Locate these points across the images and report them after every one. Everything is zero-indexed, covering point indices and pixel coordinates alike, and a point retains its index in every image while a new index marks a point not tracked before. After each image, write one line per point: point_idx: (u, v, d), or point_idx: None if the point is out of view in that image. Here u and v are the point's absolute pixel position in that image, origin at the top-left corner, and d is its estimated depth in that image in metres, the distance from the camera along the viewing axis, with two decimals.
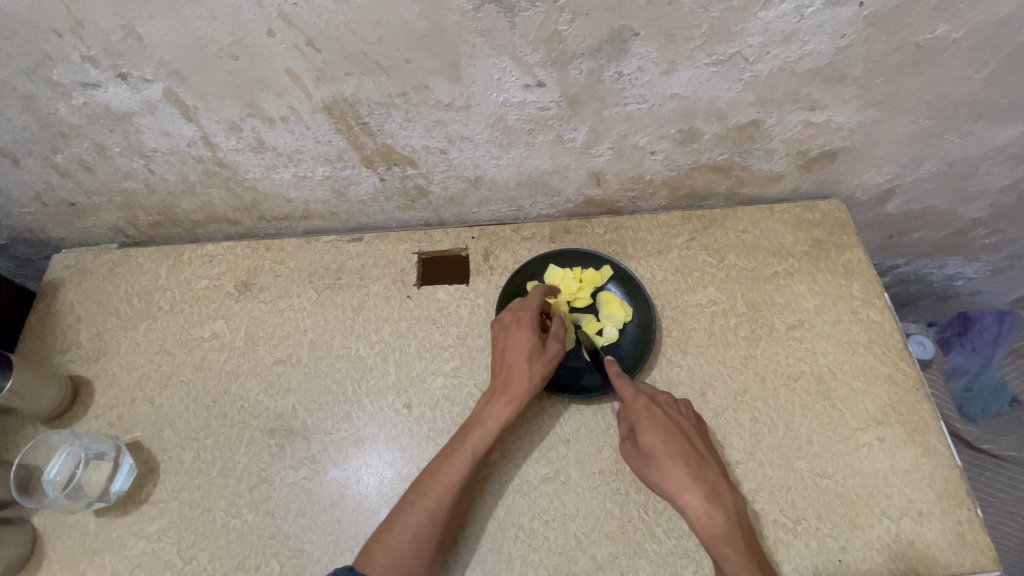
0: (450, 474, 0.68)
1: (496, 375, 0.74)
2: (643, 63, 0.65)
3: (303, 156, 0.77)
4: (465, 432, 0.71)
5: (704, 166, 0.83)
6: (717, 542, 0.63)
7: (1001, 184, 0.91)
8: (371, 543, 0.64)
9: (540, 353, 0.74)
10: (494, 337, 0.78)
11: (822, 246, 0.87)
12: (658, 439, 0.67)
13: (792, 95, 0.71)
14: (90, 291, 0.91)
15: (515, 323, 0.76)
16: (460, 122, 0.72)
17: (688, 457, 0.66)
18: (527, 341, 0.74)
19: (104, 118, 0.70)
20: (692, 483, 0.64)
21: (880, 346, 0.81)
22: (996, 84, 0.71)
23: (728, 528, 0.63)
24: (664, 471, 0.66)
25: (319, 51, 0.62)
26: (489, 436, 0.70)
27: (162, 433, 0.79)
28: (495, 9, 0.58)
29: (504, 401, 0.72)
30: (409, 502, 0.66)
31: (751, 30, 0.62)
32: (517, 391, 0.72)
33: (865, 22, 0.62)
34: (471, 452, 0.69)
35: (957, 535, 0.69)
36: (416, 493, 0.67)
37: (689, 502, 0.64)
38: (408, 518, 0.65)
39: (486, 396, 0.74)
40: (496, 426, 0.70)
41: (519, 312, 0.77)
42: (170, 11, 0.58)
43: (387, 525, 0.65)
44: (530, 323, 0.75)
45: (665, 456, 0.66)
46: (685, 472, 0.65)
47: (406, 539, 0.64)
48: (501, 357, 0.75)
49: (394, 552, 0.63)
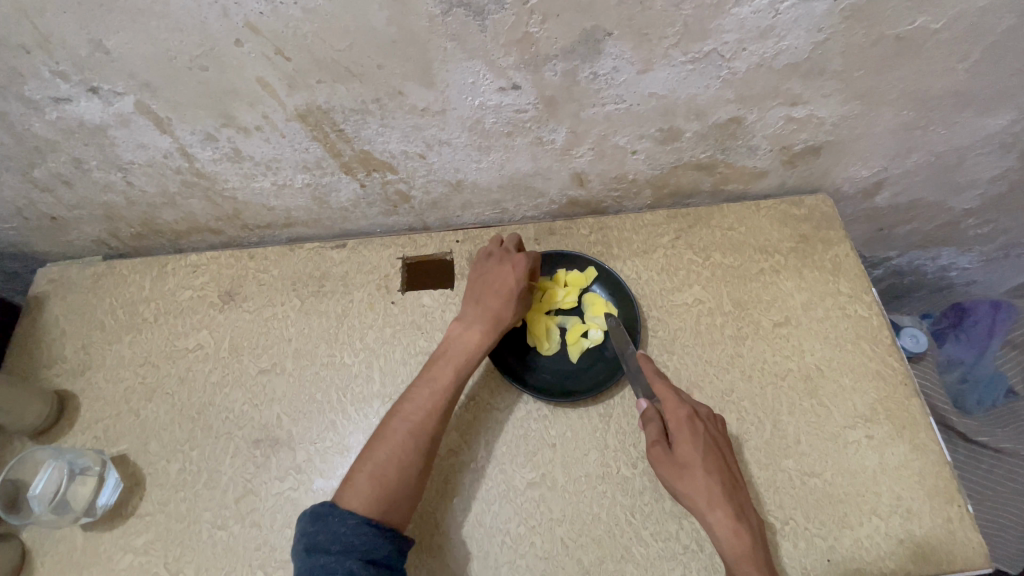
0: (433, 396, 0.71)
1: (478, 304, 0.78)
2: (618, 62, 0.64)
3: (281, 164, 0.77)
4: (446, 354, 0.74)
5: (687, 164, 0.82)
6: (741, 560, 0.62)
7: (990, 175, 0.90)
8: (353, 475, 0.65)
9: (522, 290, 0.78)
10: (479, 270, 0.81)
11: (809, 241, 0.87)
12: (696, 452, 0.67)
13: (772, 91, 0.70)
14: (74, 304, 0.90)
15: (502, 261, 0.80)
16: (436, 126, 0.71)
17: (720, 472, 0.66)
18: (515, 276, 0.78)
19: (78, 132, 0.70)
20: (723, 499, 0.65)
21: (868, 342, 0.80)
22: (978, 75, 0.70)
23: (753, 547, 0.63)
24: (696, 484, 0.65)
25: (289, 60, 0.61)
26: (470, 360, 0.74)
27: (148, 446, 0.79)
28: (464, 13, 0.57)
29: (485, 328, 0.75)
30: (392, 426, 0.68)
31: (726, 28, 0.61)
32: (498, 324, 0.76)
33: (841, 15, 0.61)
34: (453, 377, 0.72)
35: (947, 532, 0.69)
36: (399, 418, 0.69)
37: (718, 518, 0.64)
38: (393, 443, 0.67)
39: (465, 322, 0.76)
40: (478, 352, 0.74)
41: (506, 251, 0.81)
42: (136, 23, 0.57)
43: (370, 451, 0.67)
44: (519, 260, 0.79)
45: (700, 469, 0.66)
46: (717, 487, 0.65)
47: (391, 467, 0.65)
48: (484, 289, 0.78)
49: (380, 476, 0.64)
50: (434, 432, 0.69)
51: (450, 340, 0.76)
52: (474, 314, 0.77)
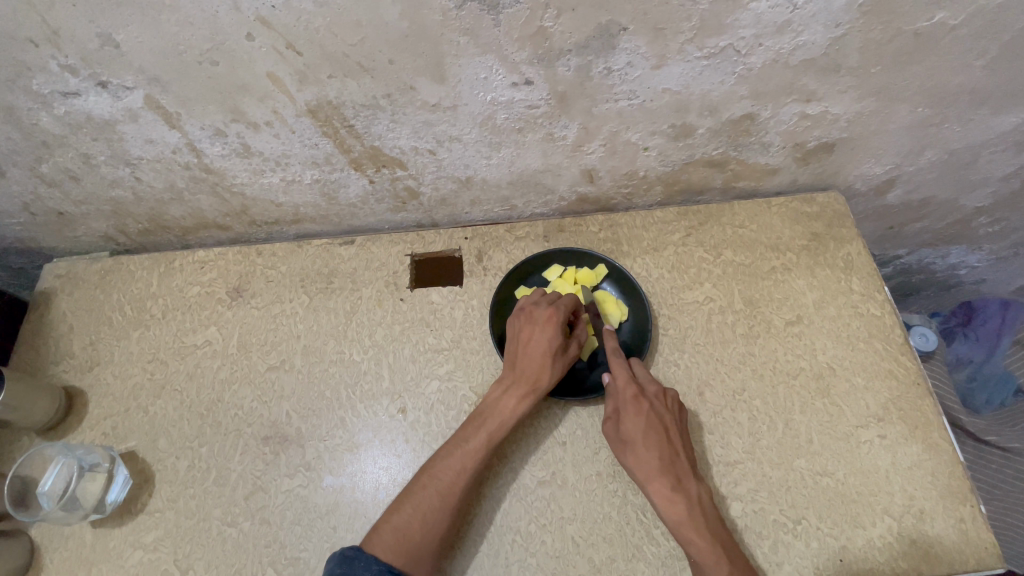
0: (463, 459, 0.68)
1: (514, 365, 0.74)
2: (632, 57, 0.63)
3: (290, 160, 0.76)
4: (481, 418, 0.71)
5: (699, 161, 0.81)
6: (681, 528, 0.63)
7: (1004, 172, 0.89)
8: (380, 522, 0.65)
9: (561, 352, 0.74)
10: (515, 326, 0.77)
11: (821, 239, 0.86)
12: (637, 428, 0.68)
13: (786, 87, 0.69)
14: (82, 300, 0.90)
15: (541, 319, 0.75)
16: (447, 122, 0.70)
17: (662, 446, 0.67)
18: (552, 339, 0.73)
19: (87, 127, 0.69)
20: (660, 471, 0.65)
21: (881, 341, 0.80)
22: (996, 72, 0.69)
23: (692, 517, 0.63)
24: (636, 458, 0.67)
25: (300, 55, 0.61)
26: (504, 426, 0.70)
27: (157, 443, 0.79)
28: (477, 7, 0.56)
29: (521, 393, 0.72)
30: (421, 484, 0.67)
31: (742, 23, 0.60)
32: (534, 387, 0.72)
33: (860, 10, 0.60)
34: (486, 441, 0.70)
35: (960, 532, 0.68)
36: (428, 476, 0.68)
37: (655, 488, 0.65)
38: (420, 500, 0.66)
39: (502, 385, 0.73)
40: (512, 419, 0.71)
41: (543, 306, 0.76)
42: (146, 17, 0.56)
43: (399, 504, 0.66)
44: (558, 321, 0.74)
45: (639, 443, 0.67)
46: (654, 460, 0.66)
47: (417, 522, 0.64)
48: (520, 349, 0.74)
49: (404, 532, 0.64)
50: (463, 494, 0.67)
51: (488, 403, 0.72)
52: (511, 376, 0.73)
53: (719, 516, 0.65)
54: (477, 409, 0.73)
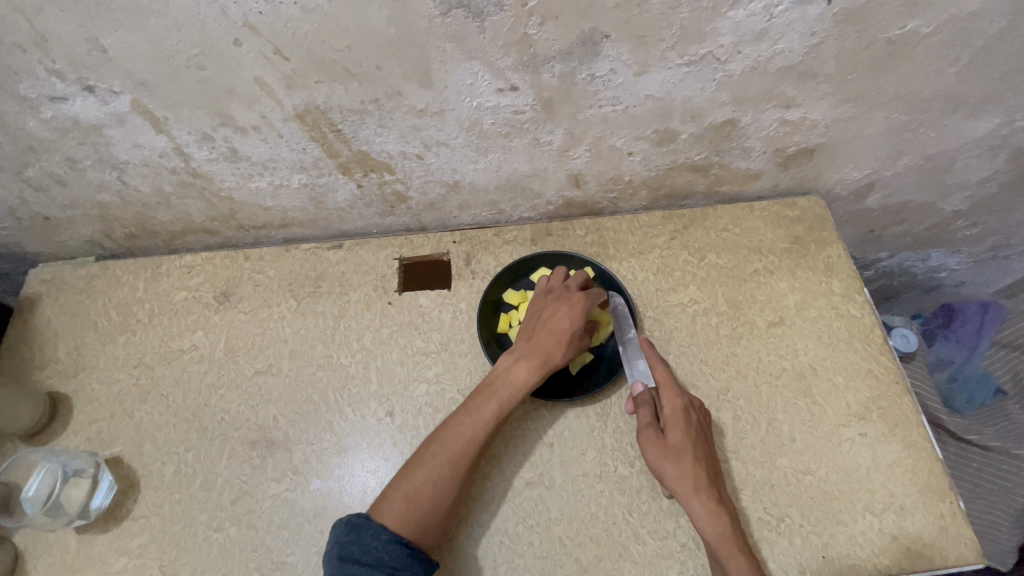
0: (475, 428, 0.70)
1: (531, 338, 0.76)
2: (615, 64, 0.65)
3: (277, 164, 0.76)
4: (495, 387, 0.72)
5: (683, 166, 0.83)
6: (724, 542, 0.64)
7: (979, 176, 0.91)
8: (389, 490, 0.66)
9: (579, 335, 0.76)
10: (540, 303, 0.79)
11: (802, 242, 0.88)
12: (685, 439, 0.68)
13: (766, 93, 0.71)
14: (67, 305, 0.89)
15: (565, 299, 0.77)
16: (434, 127, 0.71)
17: (707, 461, 0.68)
18: (574, 319, 0.75)
19: (73, 131, 0.69)
20: (707, 485, 0.66)
21: (861, 341, 0.81)
22: (967, 79, 0.71)
23: (734, 531, 0.65)
24: (683, 471, 0.67)
25: (288, 60, 0.61)
26: (514, 397, 0.72)
27: (142, 448, 0.78)
28: (463, 14, 0.57)
29: (535, 367, 0.73)
30: (433, 450, 0.68)
31: (722, 30, 0.62)
32: (548, 361, 0.74)
33: (834, 19, 0.62)
34: (497, 412, 0.71)
35: (939, 528, 0.69)
36: (441, 442, 0.69)
37: (703, 501, 0.65)
38: (432, 467, 0.67)
39: (516, 354, 0.75)
40: (523, 390, 0.72)
41: (571, 290, 0.78)
42: (134, 22, 0.57)
43: (411, 468, 0.67)
44: (585, 304, 0.77)
45: (689, 455, 0.67)
46: (702, 474, 0.67)
47: (427, 491, 0.66)
48: (541, 326, 0.76)
49: (414, 498, 0.65)
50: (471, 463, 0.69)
51: (500, 373, 0.74)
52: (526, 349, 0.75)
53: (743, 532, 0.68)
54: (488, 376, 0.75)
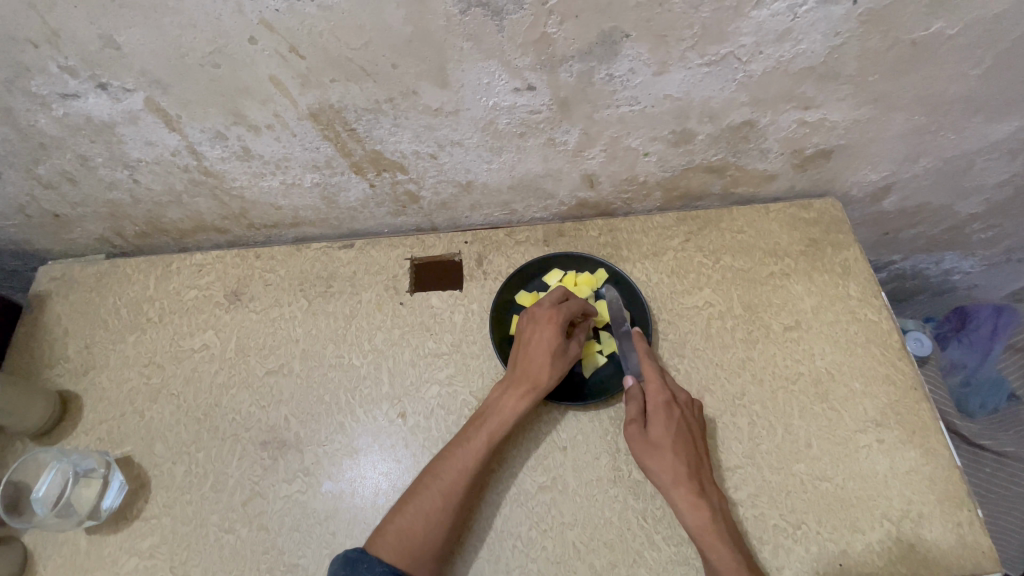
0: (465, 459, 0.68)
1: (515, 365, 0.75)
2: (634, 64, 0.64)
3: (290, 163, 0.76)
4: (481, 419, 0.72)
5: (699, 167, 0.82)
6: (705, 534, 0.64)
7: (998, 179, 0.90)
8: (383, 525, 0.66)
9: (562, 353, 0.74)
10: (517, 329, 0.78)
11: (818, 245, 0.87)
12: (666, 434, 0.69)
13: (786, 94, 0.70)
14: (78, 303, 0.89)
15: (542, 319, 0.76)
16: (449, 126, 0.70)
17: (689, 454, 0.68)
18: (553, 339, 0.74)
19: (86, 129, 0.69)
20: (687, 478, 0.66)
21: (878, 346, 0.80)
22: (992, 80, 0.70)
23: (715, 523, 0.64)
24: (663, 463, 0.67)
25: (303, 58, 0.61)
26: (503, 425, 0.71)
27: (153, 448, 0.78)
28: (481, 13, 0.56)
29: (521, 393, 0.72)
30: (424, 484, 0.68)
31: (743, 30, 0.61)
32: (534, 385, 0.72)
33: (858, 20, 0.61)
34: (487, 440, 0.70)
35: (958, 537, 0.69)
36: (431, 476, 0.68)
37: (682, 492, 0.66)
38: (423, 501, 0.66)
39: (502, 385, 0.74)
40: (512, 417, 0.71)
41: (545, 308, 0.77)
42: (148, 20, 0.56)
43: (403, 504, 0.67)
44: (561, 321, 0.75)
45: (669, 449, 0.68)
46: (683, 467, 0.67)
47: (420, 523, 0.65)
48: (521, 352, 0.75)
49: (408, 533, 0.64)
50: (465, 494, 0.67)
51: (487, 405, 0.73)
52: (510, 377, 0.74)
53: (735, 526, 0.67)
54: (478, 409, 0.74)
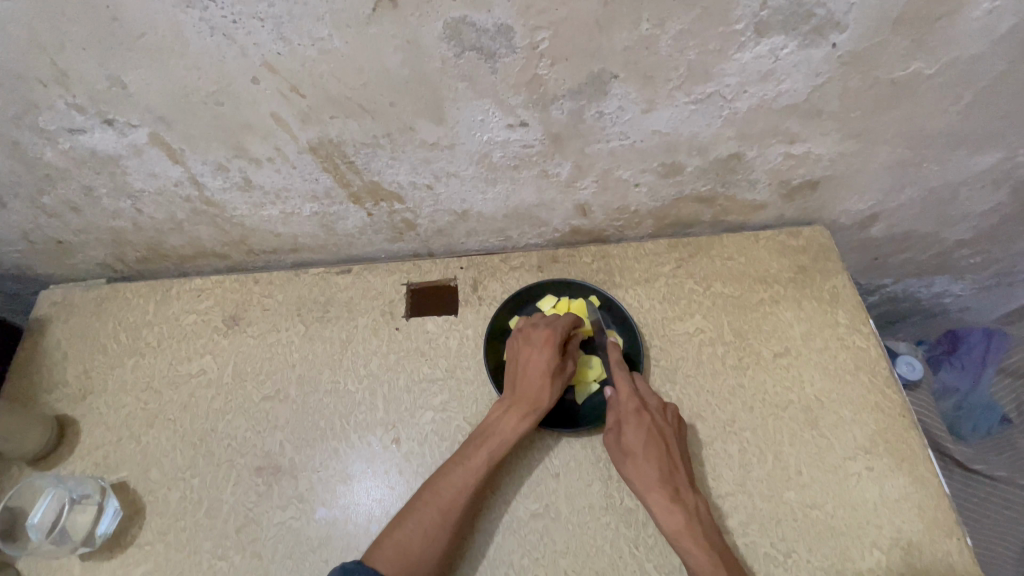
0: (465, 477, 0.69)
1: (513, 386, 0.76)
2: (623, 103, 0.66)
3: (290, 194, 0.78)
4: (482, 437, 0.72)
5: (688, 197, 0.84)
6: (681, 537, 0.65)
7: (983, 208, 0.92)
8: (381, 539, 0.67)
9: (558, 372, 0.76)
10: (514, 348, 0.79)
11: (807, 272, 0.88)
12: (637, 439, 0.71)
13: (771, 129, 0.72)
14: (78, 327, 0.90)
15: (539, 340, 0.77)
16: (444, 159, 0.73)
17: (661, 458, 0.69)
18: (549, 360, 0.75)
19: (91, 161, 0.71)
20: (660, 482, 0.68)
21: (867, 373, 0.81)
22: (970, 116, 0.72)
23: (690, 525, 0.65)
24: (637, 469, 0.69)
25: (304, 97, 0.63)
26: (503, 445, 0.71)
27: (148, 474, 0.79)
28: (475, 56, 0.59)
29: (522, 414, 0.73)
30: (423, 500, 0.68)
31: (728, 71, 0.63)
32: (533, 405, 0.73)
33: (838, 61, 0.63)
34: (486, 459, 0.71)
35: (948, 565, 0.69)
36: (431, 492, 0.69)
37: (654, 497, 0.67)
38: (422, 516, 0.67)
39: (501, 405, 0.75)
40: (512, 437, 0.72)
41: (540, 328, 0.78)
42: (155, 62, 0.58)
43: (401, 519, 0.68)
44: (556, 342, 0.76)
45: (641, 455, 0.69)
46: (654, 471, 0.68)
47: (418, 538, 0.66)
48: (519, 371, 0.76)
49: (404, 548, 0.65)
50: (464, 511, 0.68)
51: (488, 424, 0.74)
52: (509, 399, 0.75)
53: (717, 528, 0.67)
54: (477, 429, 0.74)
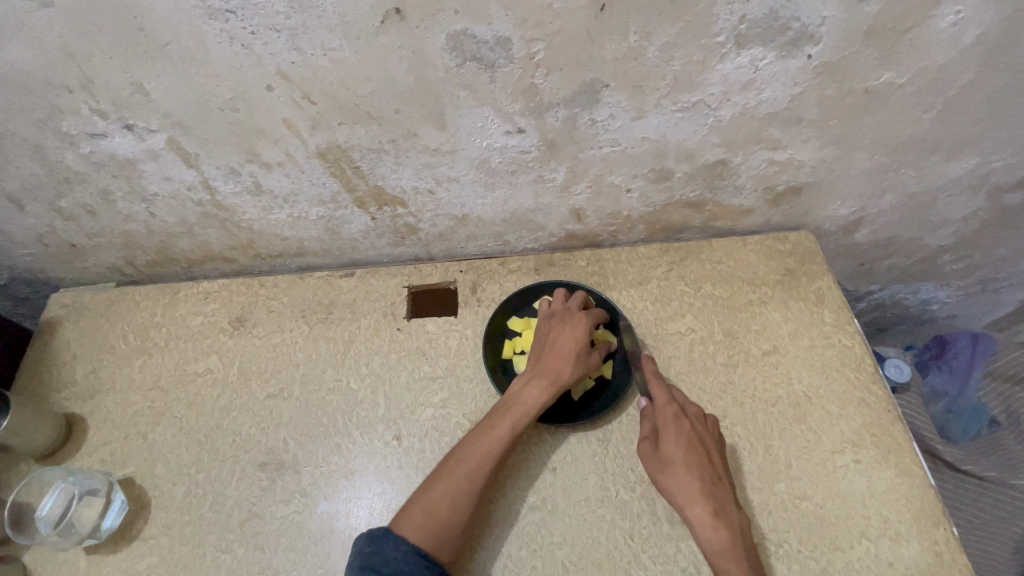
0: (490, 445, 0.72)
1: (539, 360, 0.79)
2: (614, 110, 0.70)
3: (298, 198, 0.81)
4: (507, 407, 0.75)
5: (678, 203, 0.88)
6: (719, 556, 0.66)
7: (961, 214, 0.96)
8: (409, 505, 0.68)
9: (585, 350, 0.79)
10: (544, 327, 0.82)
11: (794, 274, 0.92)
12: (677, 451, 0.71)
13: (754, 136, 0.76)
14: (87, 328, 0.93)
15: (572, 320, 0.80)
16: (446, 165, 0.77)
17: (703, 472, 0.69)
18: (579, 337, 0.78)
19: (109, 165, 0.74)
20: (702, 497, 0.68)
21: (853, 370, 0.84)
22: (942, 124, 0.77)
23: (731, 544, 0.66)
24: (677, 482, 0.70)
25: (314, 104, 0.67)
26: (529, 415, 0.74)
27: (154, 469, 0.80)
28: (476, 66, 0.63)
29: (546, 385, 0.76)
30: (450, 467, 0.70)
31: (711, 81, 0.68)
32: (558, 377, 0.76)
33: (814, 71, 0.68)
34: (511, 429, 0.73)
35: (934, 554, 0.71)
36: (457, 460, 0.71)
37: (696, 513, 0.67)
38: (447, 483, 0.69)
39: (526, 377, 0.77)
40: (536, 408, 0.74)
41: (574, 311, 0.82)
42: (176, 70, 0.63)
43: (428, 486, 0.69)
44: (587, 324, 0.80)
45: (681, 468, 0.70)
46: (696, 485, 0.69)
47: (444, 505, 0.67)
48: (547, 346, 0.79)
49: (431, 512, 0.67)
50: (488, 479, 0.70)
51: (513, 395, 0.76)
52: (535, 372, 0.77)
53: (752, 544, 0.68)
54: (502, 400, 0.77)
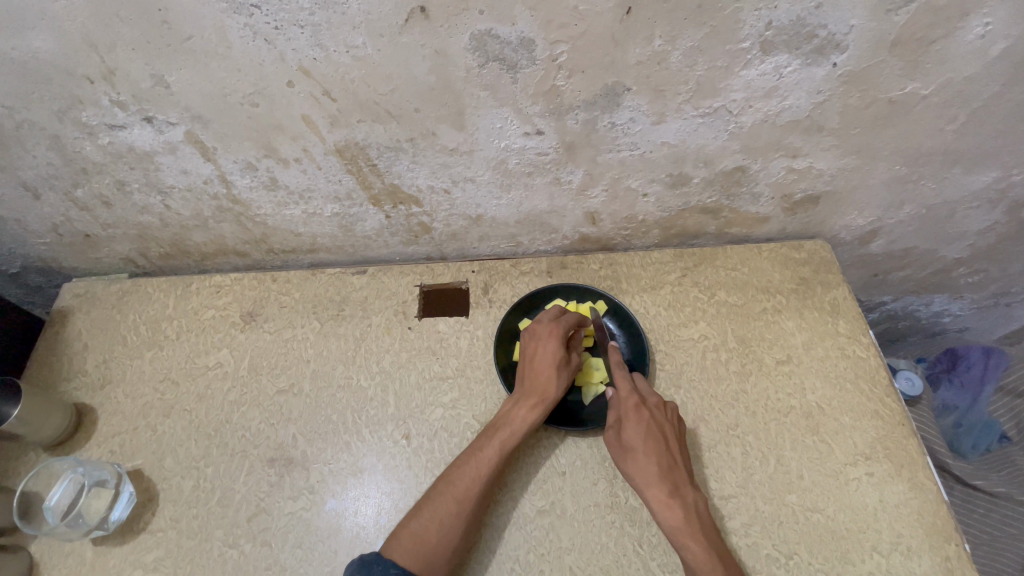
0: (478, 467, 0.71)
1: (522, 380, 0.78)
2: (635, 114, 0.70)
3: (313, 194, 0.81)
4: (492, 430, 0.75)
5: (694, 208, 0.87)
6: (678, 534, 0.66)
7: (979, 227, 0.95)
8: (399, 529, 0.68)
9: (565, 364, 0.79)
10: (521, 345, 0.81)
11: (808, 283, 0.91)
12: (637, 436, 0.72)
13: (775, 144, 0.76)
14: (99, 319, 0.93)
15: (546, 333, 0.80)
16: (463, 165, 0.76)
17: (661, 456, 0.70)
18: (556, 351, 0.78)
19: (127, 157, 0.75)
20: (659, 479, 0.69)
21: (867, 382, 0.83)
22: (965, 136, 0.76)
23: (687, 523, 0.66)
24: (637, 465, 0.70)
25: (334, 101, 0.67)
26: (516, 436, 0.74)
27: (163, 462, 0.81)
28: (498, 67, 0.63)
29: (532, 406, 0.75)
30: (437, 491, 0.70)
31: (734, 87, 0.67)
32: (542, 395, 0.76)
33: (839, 80, 0.67)
34: (497, 450, 0.73)
35: (947, 570, 0.70)
36: (445, 484, 0.71)
37: (653, 493, 0.68)
38: (438, 506, 0.69)
39: (512, 398, 0.77)
40: (524, 428, 0.74)
41: (545, 322, 0.81)
42: (198, 64, 0.62)
43: (417, 509, 0.69)
44: (561, 334, 0.79)
45: (641, 452, 0.70)
46: (654, 467, 0.69)
47: (434, 529, 0.67)
48: (527, 364, 0.79)
49: (420, 538, 0.66)
50: (479, 499, 0.70)
51: (498, 418, 0.76)
52: (518, 394, 0.77)
53: (712, 524, 0.68)
54: (490, 422, 0.77)
